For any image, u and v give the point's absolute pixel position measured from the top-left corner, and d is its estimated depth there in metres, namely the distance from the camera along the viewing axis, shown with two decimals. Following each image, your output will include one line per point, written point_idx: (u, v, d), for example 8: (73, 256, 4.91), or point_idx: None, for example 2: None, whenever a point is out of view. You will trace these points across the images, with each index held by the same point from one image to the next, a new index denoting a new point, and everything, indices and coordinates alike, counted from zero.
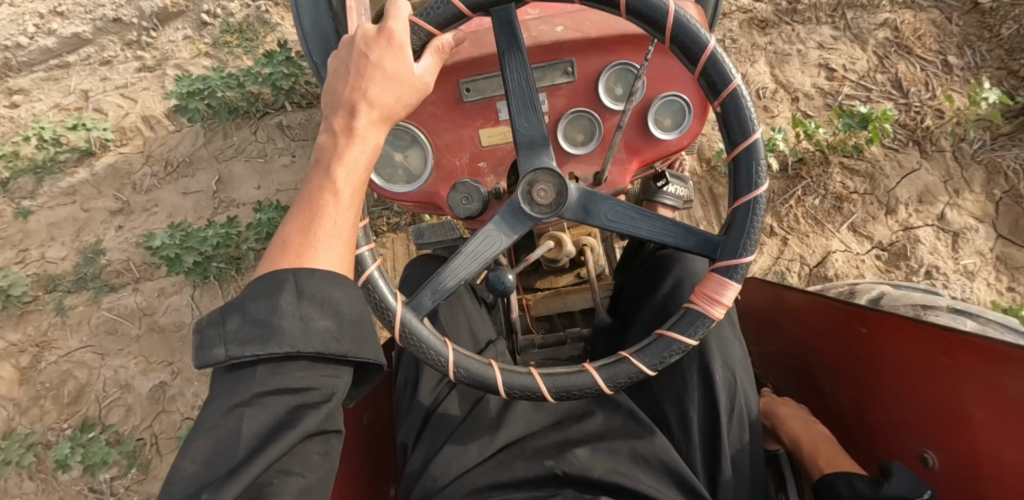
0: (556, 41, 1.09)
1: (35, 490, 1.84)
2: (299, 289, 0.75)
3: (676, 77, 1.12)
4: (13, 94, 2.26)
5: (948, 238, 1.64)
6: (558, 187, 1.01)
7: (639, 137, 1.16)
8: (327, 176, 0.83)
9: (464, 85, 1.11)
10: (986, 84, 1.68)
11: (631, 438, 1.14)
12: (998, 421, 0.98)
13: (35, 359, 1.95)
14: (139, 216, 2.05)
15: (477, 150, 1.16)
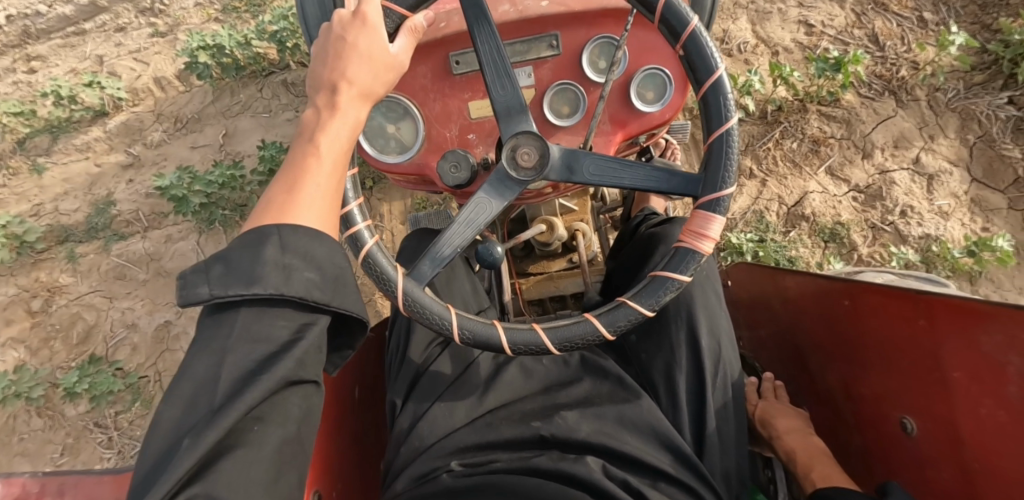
0: (540, 15, 1.07)
1: (43, 426, 1.92)
2: (282, 244, 0.72)
3: (656, 49, 1.07)
4: (32, 60, 2.38)
5: (923, 181, 1.70)
6: (541, 148, 0.96)
7: (623, 108, 1.08)
8: (309, 143, 0.78)
9: (453, 57, 1.09)
10: (954, 29, 1.72)
11: (619, 402, 1.10)
12: (977, 380, 0.94)
13: (46, 302, 2.03)
14: (149, 170, 2.15)
15: (467, 122, 1.11)
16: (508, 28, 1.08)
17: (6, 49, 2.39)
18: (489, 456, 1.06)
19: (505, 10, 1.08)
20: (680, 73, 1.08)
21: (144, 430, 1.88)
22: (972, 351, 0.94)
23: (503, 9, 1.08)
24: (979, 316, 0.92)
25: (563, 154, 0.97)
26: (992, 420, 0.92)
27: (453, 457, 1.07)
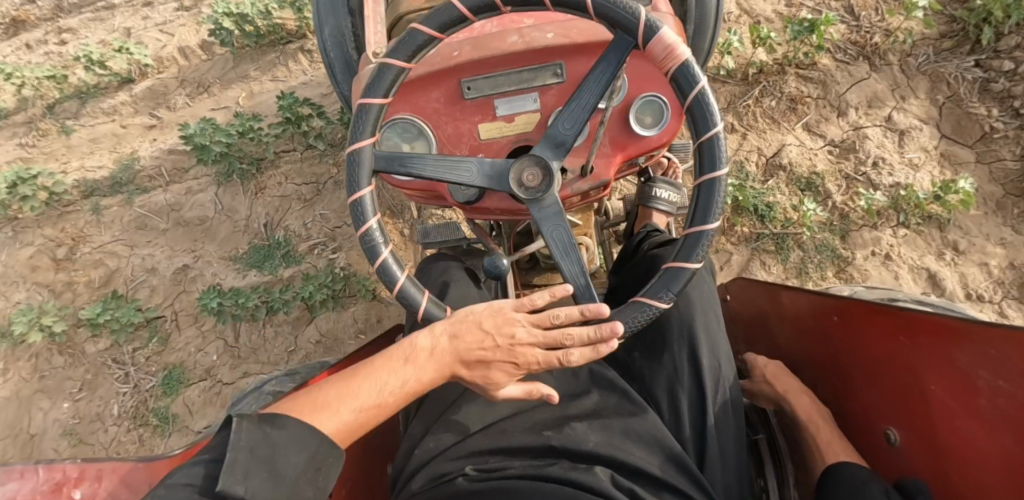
0: (547, 45, 1.08)
1: (63, 364, 2.02)
2: (319, 468, 0.87)
3: (652, 74, 1.10)
4: (64, 33, 2.53)
5: (895, 137, 1.82)
6: (542, 164, 0.98)
7: (622, 131, 1.11)
8: (375, 391, 0.93)
9: (465, 83, 1.11)
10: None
11: (625, 415, 1.11)
12: (954, 396, 0.99)
13: (71, 250, 2.13)
14: (173, 130, 2.28)
15: (476, 143, 1.12)
16: (513, 58, 1.09)
17: (39, 22, 2.57)
18: (502, 463, 1.08)
19: (513, 41, 1.09)
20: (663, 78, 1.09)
21: (159, 367, 1.99)
22: (948, 367, 1.00)
23: (512, 40, 1.09)
24: (951, 332, 0.98)
25: (555, 154, 1.00)
26: (967, 433, 0.98)
27: (467, 461, 1.09)
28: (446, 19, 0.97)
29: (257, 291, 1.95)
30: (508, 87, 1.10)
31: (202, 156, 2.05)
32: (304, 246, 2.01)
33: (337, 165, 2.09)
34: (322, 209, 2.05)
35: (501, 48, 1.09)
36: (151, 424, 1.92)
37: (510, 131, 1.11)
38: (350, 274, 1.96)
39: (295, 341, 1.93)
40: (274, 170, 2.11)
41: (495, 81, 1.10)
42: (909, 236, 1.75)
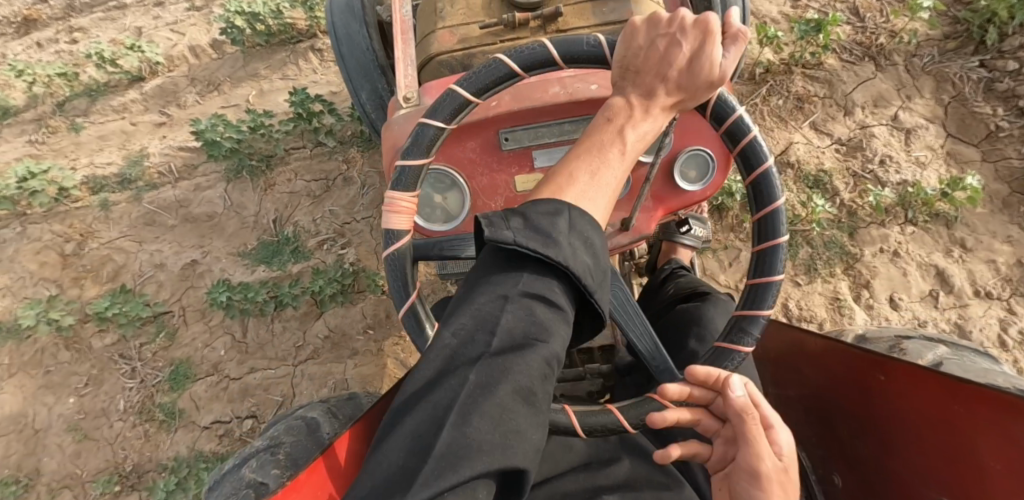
0: (590, 98, 1.06)
1: (69, 359, 2.01)
2: (572, 223, 0.77)
3: (702, 128, 1.10)
4: (75, 32, 2.55)
5: (901, 136, 1.84)
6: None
7: (666, 187, 1.13)
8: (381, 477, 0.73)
9: (503, 134, 1.10)
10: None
11: (658, 488, 1.04)
12: (1014, 473, 0.90)
13: (79, 246, 2.13)
14: (183, 128, 2.29)
15: (512, 194, 1.13)
16: (555, 109, 1.07)
17: (51, 22, 2.59)
18: None
19: (556, 92, 1.06)
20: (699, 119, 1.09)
21: (165, 362, 1.98)
22: (1001, 438, 0.91)
23: (553, 91, 1.07)
24: (1008, 407, 0.88)
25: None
26: None
27: None
28: (452, 109, 0.94)
29: (266, 285, 1.96)
30: (547, 138, 1.10)
31: (213, 151, 2.07)
32: (313, 241, 2.01)
33: (347, 162, 2.11)
34: (331, 206, 2.06)
35: (542, 99, 1.06)
36: (157, 420, 1.91)
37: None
38: (359, 269, 1.96)
39: (303, 336, 1.92)
40: (284, 166, 2.13)
41: (535, 132, 1.10)
42: (917, 233, 1.76)
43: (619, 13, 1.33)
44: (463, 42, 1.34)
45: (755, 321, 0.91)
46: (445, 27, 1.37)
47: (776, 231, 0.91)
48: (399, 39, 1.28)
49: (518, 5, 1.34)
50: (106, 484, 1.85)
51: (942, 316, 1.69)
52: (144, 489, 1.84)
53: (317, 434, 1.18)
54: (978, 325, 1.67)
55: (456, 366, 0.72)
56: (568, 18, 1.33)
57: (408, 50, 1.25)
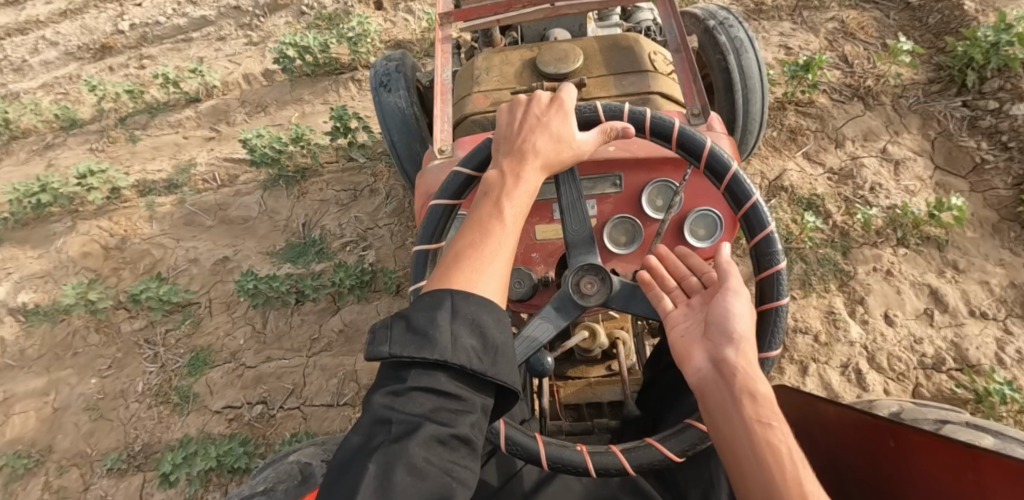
0: (607, 158, 1.16)
1: (99, 341, 2.15)
2: (454, 313, 0.76)
3: (709, 192, 1.15)
4: (144, 59, 2.88)
5: (891, 166, 1.96)
6: (599, 272, 0.98)
7: (676, 242, 1.15)
8: None
9: None
10: (903, 42, 2.05)
11: None
12: None
13: (124, 240, 2.33)
14: (230, 143, 2.53)
15: (531, 242, 1.20)
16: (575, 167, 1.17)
17: (125, 49, 2.95)
18: None
19: None
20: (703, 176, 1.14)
21: (186, 348, 2.07)
22: None
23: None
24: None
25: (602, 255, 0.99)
26: None
27: None
28: (456, 186, 1.03)
29: (290, 278, 2.07)
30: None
31: (257, 159, 2.28)
32: (337, 243, 2.15)
33: (375, 175, 2.29)
34: (357, 212, 2.21)
35: None
36: (172, 402, 1.97)
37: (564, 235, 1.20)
38: (378, 269, 2.07)
39: (319, 329, 2.00)
40: (316, 178, 2.32)
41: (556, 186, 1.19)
42: (909, 255, 1.84)
43: (638, 86, 1.46)
44: (497, 105, 1.49)
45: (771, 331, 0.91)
46: (480, 92, 1.53)
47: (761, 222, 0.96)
48: (438, 99, 1.49)
49: (547, 75, 1.50)
50: (116, 461, 1.89)
51: (937, 333, 1.74)
52: (150, 469, 1.88)
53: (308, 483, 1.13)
54: (974, 343, 1.71)
55: (358, 464, 0.68)
56: (591, 88, 1.47)
57: (446, 109, 1.46)
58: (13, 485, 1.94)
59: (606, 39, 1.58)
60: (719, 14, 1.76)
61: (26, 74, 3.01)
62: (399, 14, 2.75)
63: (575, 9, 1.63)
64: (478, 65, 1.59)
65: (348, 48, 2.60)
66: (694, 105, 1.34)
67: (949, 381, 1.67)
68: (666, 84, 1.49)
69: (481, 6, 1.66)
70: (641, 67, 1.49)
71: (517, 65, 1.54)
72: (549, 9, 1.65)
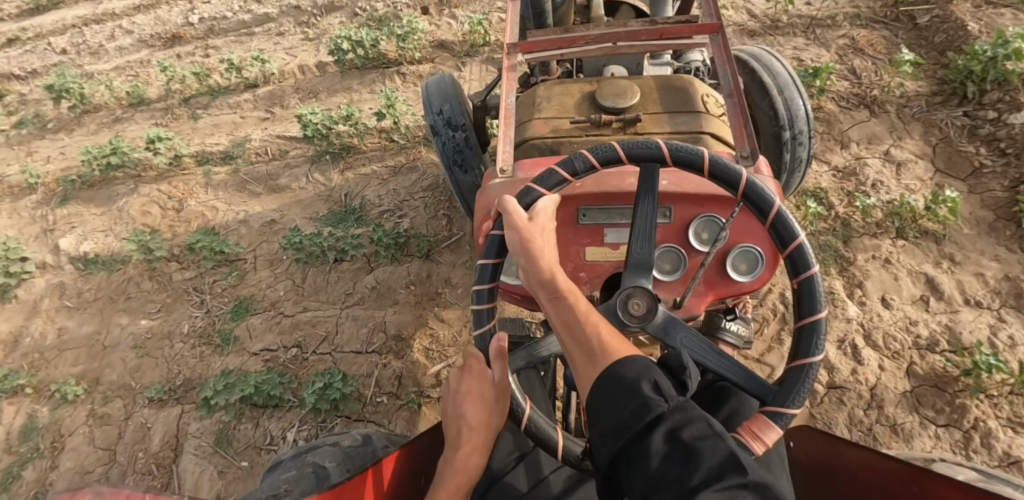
0: (660, 192, 1.19)
1: (150, 287, 2.34)
2: None
3: (750, 225, 1.18)
4: (209, 49, 3.18)
5: (893, 167, 2.10)
6: (647, 294, 1.03)
7: (718, 273, 1.19)
8: None
9: (583, 210, 1.21)
10: (906, 55, 2.23)
11: None
12: None
13: (181, 202, 2.55)
14: (283, 123, 2.77)
15: (581, 261, 1.22)
16: (630, 196, 1.20)
17: (192, 40, 3.26)
18: None
19: (631, 183, 1.20)
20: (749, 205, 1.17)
21: (230, 296, 2.25)
22: None
23: (629, 181, 1.21)
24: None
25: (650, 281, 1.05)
26: None
27: None
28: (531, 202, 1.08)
29: (332, 237, 2.26)
30: (620, 219, 1.22)
31: (309, 133, 2.51)
32: (375, 211, 2.34)
33: (414, 156, 2.51)
34: (395, 186, 2.41)
35: (621, 187, 1.20)
36: (214, 343, 2.14)
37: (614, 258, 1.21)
38: (411, 235, 2.25)
39: (353, 285, 2.17)
40: (360, 155, 2.54)
41: (610, 213, 1.22)
42: (908, 246, 1.96)
43: (690, 124, 1.49)
44: (555, 132, 1.51)
45: (814, 336, 0.98)
46: (540, 118, 1.55)
47: (792, 234, 1.01)
48: (501, 122, 1.48)
49: (605, 108, 1.52)
50: (159, 391, 2.05)
51: (932, 318, 1.83)
52: (189, 402, 2.03)
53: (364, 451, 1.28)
54: (968, 327, 1.80)
55: None
56: (645, 123, 1.50)
57: (508, 131, 1.46)
58: (61, 411, 2.08)
59: (660, 79, 1.62)
60: (798, 122, 1.73)
61: (102, 57, 3.32)
62: (444, 18, 3.01)
63: (636, 49, 1.65)
64: (540, 93, 1.62)
65: (396, 44, 2.85)
66: (743, 148, 1.33)
67: (942, 361, 1.76)
68: (718, 126, 1.50)
69: (546, 39, 1.65)
70: (694, 108, 1.52)
71: (577, 96, 1.58)
72: (611, 47, 1.64)
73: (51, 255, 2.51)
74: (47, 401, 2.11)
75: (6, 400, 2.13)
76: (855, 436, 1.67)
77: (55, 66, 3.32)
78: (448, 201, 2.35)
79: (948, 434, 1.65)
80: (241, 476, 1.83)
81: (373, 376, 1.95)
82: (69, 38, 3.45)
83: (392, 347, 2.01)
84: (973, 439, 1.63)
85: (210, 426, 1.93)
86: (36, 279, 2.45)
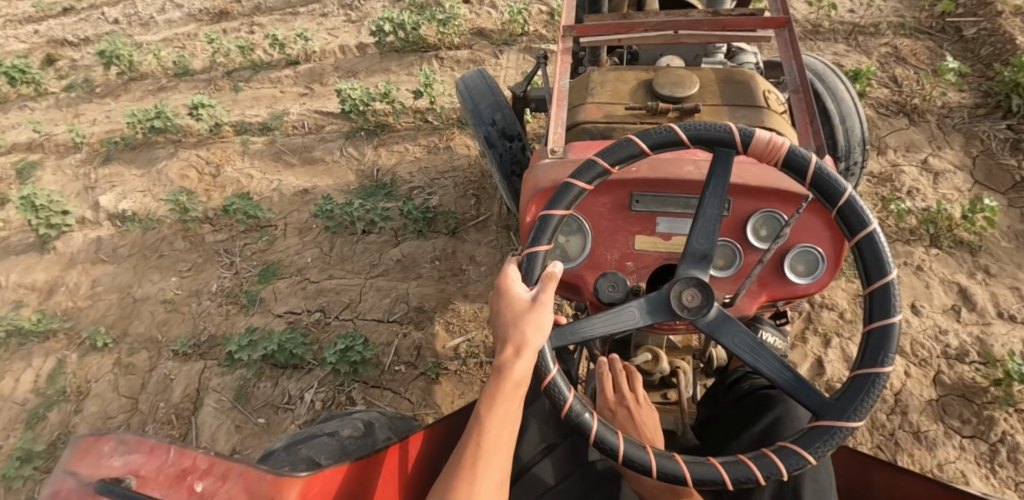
0: None
1: (184, 246, 2.40)
2: None
3: (816, 223, 1.02)
4: (254, 26, 3.27)
5: (930, 176, 2.07)
6: (697, 282, 0.92)
7: (773, 271, 1.05)
8: None
9: (635, 196, 1.06)
10: (951, 65, 2.22)
11: None
12: None
13: (218, 168, 2.62)
14: (321, 99, 2.84)
15: (629, 250, 1.09)
16: (687, 185, 1.04)
17: (239, 16, 3.36)
18: None
19: (689, 170, 1.04)
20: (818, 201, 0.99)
21: (259, 259, 2.31)
22: None
23: (687, 169, 1.04)
24: None
25: (698, 268, 0.94)
26: None
27: None
28: (568, 198, 0.95)
29: (362, 209, 2.30)
30: (673, 208, 1.06)
31: (347, 108, 2.56)
32: (405, 188, 2.40)
33: (448, 137, 2.55)
34: (428, 165, 2.47)
35: (677, 173, 1.03)
36: (240, 303, 2.18)
37: (665, 249, 1.08)
38: (440, 212, 2.29)
39: (379, 257, 2.21)
40: (394, 133, 2.61)
41: (664, 200, 1.06)
42: (941, 255, 1.92)
43: (751, 119, 1.31)
44: (609, 117, 1.34)
45: (886, 338, 0.84)
46: (594, 102, 1.38)
47: (832, 189, 0.88)
48: (553, 103, 1.38)
49: (660, 96, 1.34)
50: (184, 344, 2.09)
51: (963, 328, 1.78)
52: (211, 358, 2.07)
53: (373, 438, 1.20)
54: (1000, 340, 1.74)
55: None
56: (703, 115, 1.32)
57: (560, 113, 1.35)
58: (89, 358, 2.13)
59: (721, 70, 1.43)
60: (853, 152, 1.69)
61: (152, 29, 3.43)
62: (484, 7, 3.06)
63: (696, 40, 1.52)
64: (592, 77, 1.45)
65: (436, 29, 2.91)
66: (808, 144, 1.26)
67: (971, 371, 1.70)
68: (782, 125, 1.32)
69: (602, 23, 1.54)
70: (756, 102, 1.33)
71: (633, 83, 1.40)
72: (671, 35, 1.52)
73: (91, 210, 2.58)
74: (77, 348, 2.17)
75: (38, 344, 2.19)
76: (876, 440, 1.61)
77: (107, 35, 3.43)
78: (478, 184, 2.39)
79: (973, 446, 1.58)
80: (257, 432, 1.86)
81: (393, 345, 1.97)
82: (122, 10, 3.58)
83: (413, 318, 2.03)
84: (999, 453, 1.56)
85: (230, 383, 1.96)
86: (75, 233, 2.53)
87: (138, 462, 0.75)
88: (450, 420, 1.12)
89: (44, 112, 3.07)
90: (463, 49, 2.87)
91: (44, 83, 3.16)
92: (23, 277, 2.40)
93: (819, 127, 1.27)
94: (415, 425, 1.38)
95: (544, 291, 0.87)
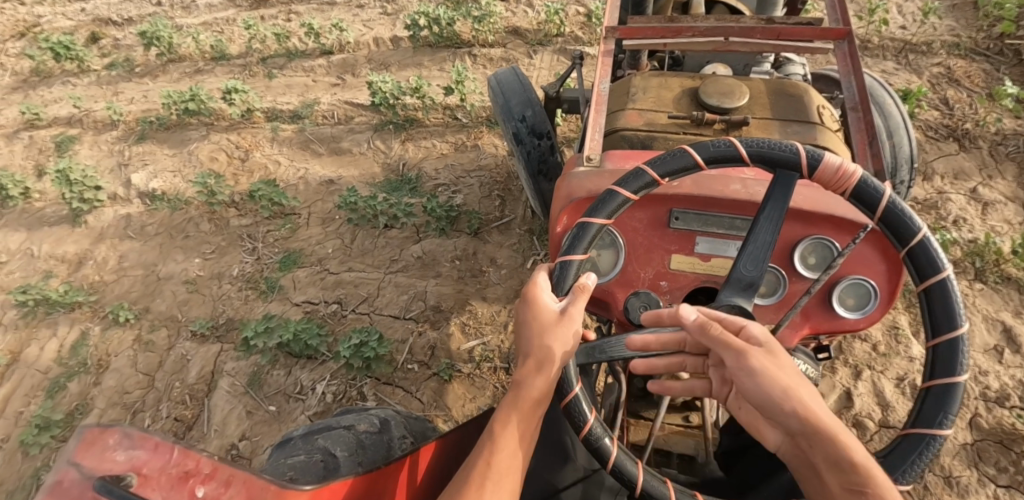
0: None
1: (209, 228, 2.42)
2: None
3: (871, 254, 0.95)
4: (291, 15, 3.29)
5: (979, 206, 1.97)
6: (740, 311, 0.86)
7: (820, 303, 1.00)
8: None
9: (675, 213, 1.01)
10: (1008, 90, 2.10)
11: None
12: None
13: (247, 153, 2.63)
14: (352, 90, 2.84)
15: (663, 269, 1.05)
16: (733, 205, 0.98)
17: (276, 4, 3.38)
18: None
19: (737, 189, 0.98)
20: (876, 231, 0.93)
21: (281, 245, 2.31)
22: None
23: (734, 188, 0.98)
24: None
25: (743, 296, 0.88)
26: None
27: None
28: (611, 207, 0.89)
29: (386, 203, 2.29)
30: (715, 228, 1.01)
31: (377, 100, 2.55)
32: (430, 184, 2.38)
33: (476, 136, 2.53)
34: (454, 162, 2.45)
35: (722, 191, 0.98)
36: (260, 289, 2.19)
37: (703, 271, 1.03)
38: (464, 211, 2.27)
39: (400, 253, 2.20)
40: (422, 128, 2.59)
41: (705, 219, 1.01)
42: (986, 291, 1.82)
43: (803, 135, 1.24)
44: (650, 125, 1.29)
45: (948, 397, 0.77)
46: (635, 108, 1.33)
47: (903, 228, 0.82)
48: (591, 108, 1.32)
49: (707, 106, 1.28)
50: (202, 326, 2.11)
51: (1005, 370, 1.68)
52: (228, 342, 2.08)
53: (388, 435, 1.17)
54: None
55: None
56: (752, 129, 1.26)
57: (598, 119, 1.29)
58: (111, 332, 2.16)
59: (772, 82, 1.37)
60: (900, 170, 1.61)
61: (192, 12, 3.48)
62: (520, 6, 3.02)
63: (748, 48, 1.45)
64: (635, 83, 1.40)
65: (471, 26, 2.88)
66: (867, 167, 1.18)
67: (1011, 417, 1.60)
68: (836, 144, 1.25)
69: (649, 26, 1.49)
70: (808, 118, 1.27)
71: (677, 91, 1.35)
72: (721, 42, 1.46)
73: (123, 188, 2.62)
74: (100, 321, 2.20)
75: (64, 314, 2.23)
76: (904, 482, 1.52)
77: (150, 16, 3.49)
78: (503, 185, 2.35)
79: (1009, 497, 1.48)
80: (267, 420, 1.85)
81: (407, 343, 1.95)
82: None
83: (429, 317, 2.01)
84: None
85: (244, 368, 1.97)
86: (106, 208, 2.57)
87: (141, 458, 0.63)
88: (460, 431, 1.05)
89: (85, 88, 3.14)
90: (498, 46, 2.84)
91: (87, 60, 3.23)
92: (53, 248, 2.45)
93: (879, 150, 1.19)
94: (429, 427, 1.35)
95: (573, 304, 0.82)
